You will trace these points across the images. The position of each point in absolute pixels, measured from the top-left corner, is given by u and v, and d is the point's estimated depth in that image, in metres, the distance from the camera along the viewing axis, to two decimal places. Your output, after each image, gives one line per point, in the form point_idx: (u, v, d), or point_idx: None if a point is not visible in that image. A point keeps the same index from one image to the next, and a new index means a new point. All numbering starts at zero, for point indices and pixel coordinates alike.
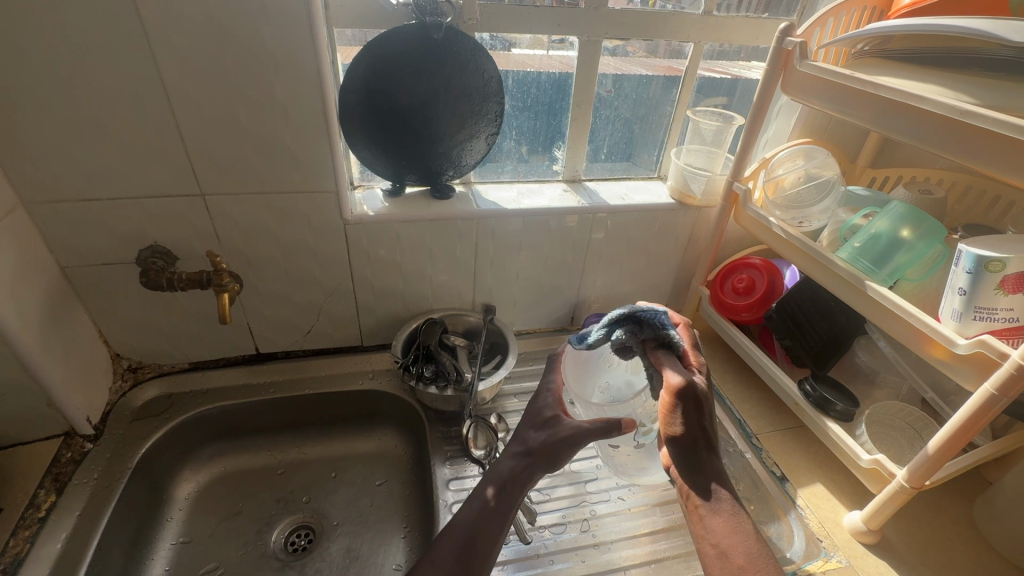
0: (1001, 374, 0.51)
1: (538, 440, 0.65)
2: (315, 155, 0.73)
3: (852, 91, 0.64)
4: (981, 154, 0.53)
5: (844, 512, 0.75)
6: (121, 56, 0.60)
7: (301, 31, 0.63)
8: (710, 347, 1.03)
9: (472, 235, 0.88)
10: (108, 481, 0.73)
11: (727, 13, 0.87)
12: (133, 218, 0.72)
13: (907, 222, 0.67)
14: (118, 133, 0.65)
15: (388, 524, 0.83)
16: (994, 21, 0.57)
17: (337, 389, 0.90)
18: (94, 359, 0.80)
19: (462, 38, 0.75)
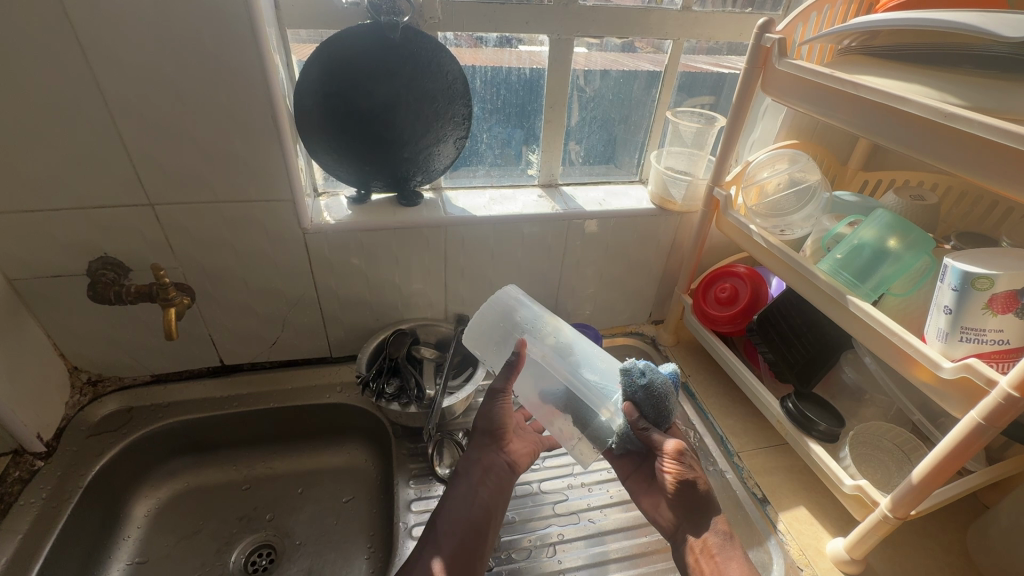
0: (988, 403, 0.46)
1: (477, 418, 0.72)
2: (269, 163, 0.70)
3: (832, 91, 0.60)
4: (966, 161, 0.48)
5: (827, 538, 0.71)
6: (51, 62, 0.57)
7: (244, 32, 0.60)
8: (695, 358, 0.99)
9: (440, 244, 0.84)
10: (57, 502, 0.71)
11: (707, 8, 0.83)
12: (78, 229, 0.69)
13: (894, 231, 0.62)
14: (54, 143, 0.62)
15: (352, 543, 0.80)
16: (984, 14, 0.52)
17: (303, 403, 0.87)
18: (47, 374, 0.77)
19: (422, 37, 0.71)
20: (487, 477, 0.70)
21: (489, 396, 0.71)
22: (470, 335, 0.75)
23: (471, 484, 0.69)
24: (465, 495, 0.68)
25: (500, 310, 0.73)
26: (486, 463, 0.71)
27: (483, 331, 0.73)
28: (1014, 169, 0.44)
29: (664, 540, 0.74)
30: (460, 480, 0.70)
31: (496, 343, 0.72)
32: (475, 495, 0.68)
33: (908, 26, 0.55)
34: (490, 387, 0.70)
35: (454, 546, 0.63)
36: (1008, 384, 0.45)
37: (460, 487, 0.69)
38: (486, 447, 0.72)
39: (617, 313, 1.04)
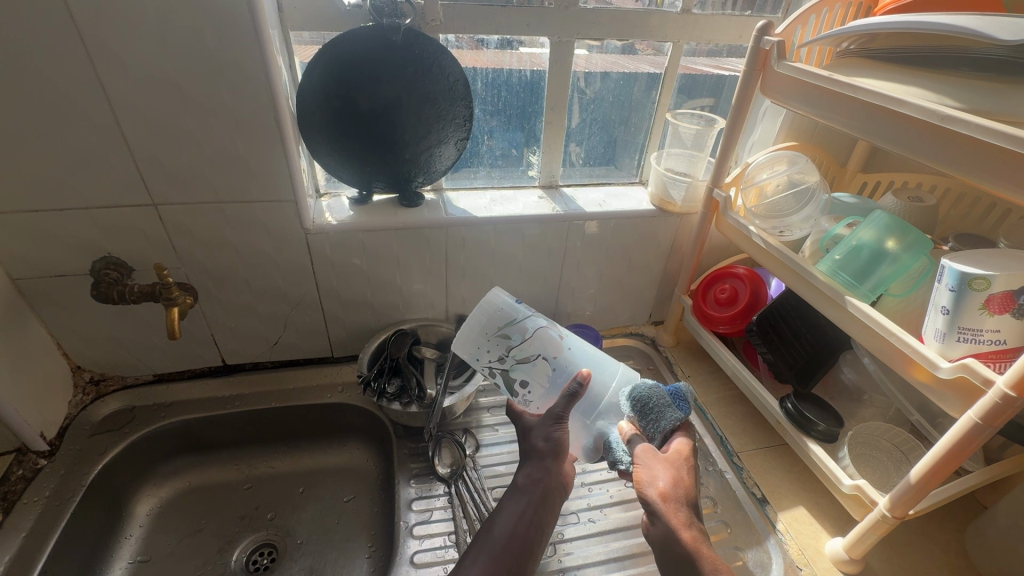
0: (985, 403, 0.47)
1: (535, 439, 0.67)
2: (271, 163, 0.70)
3: (831, 94, 0.60)
4: (963, 163, 0.49)
5: (826, 538, 0.72)
6: (57, 64, 0.58)
7: (248, 34, 0.61)
8: (693, 358, 0.99)
9: (441, 244, 0.84)
10: (59, 500, 0.71)
11: (707, 11, 0.83)
12: (82, 230, 0.70)
13: (892, 232, 0.63)
14: (59, 144, 0.63)
15: (352, 543, 0.80)
16: (981, 18, 0.52)
17: (305, 402, 0.88)
18: (50, 373, 0.78)
19: (424, 40, 0.72)
20: (545, 497, 0.67)
21: (551, 421, 0.66)
22: (470, 327, 0.70)
23: (524, 503, 0.66)
24: (516, 512, 0.65)
25: (492, 317, 0.70)
26: (544, 485, 0.67)
27: (484, 328, 0.70)
28: (1009, 171, 0.45)
29: None
30: (514, 496, 0.66)
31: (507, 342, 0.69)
32: (528, 517, 0.65)
33: (906, 29, 0.56)
34: (555, 414, 0.65)
35: (509, 565, 0.60)
36: (1004, 384, 0.45)
37: (513, 501, 0.66)
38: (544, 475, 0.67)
39: (618, 314, 1.04)
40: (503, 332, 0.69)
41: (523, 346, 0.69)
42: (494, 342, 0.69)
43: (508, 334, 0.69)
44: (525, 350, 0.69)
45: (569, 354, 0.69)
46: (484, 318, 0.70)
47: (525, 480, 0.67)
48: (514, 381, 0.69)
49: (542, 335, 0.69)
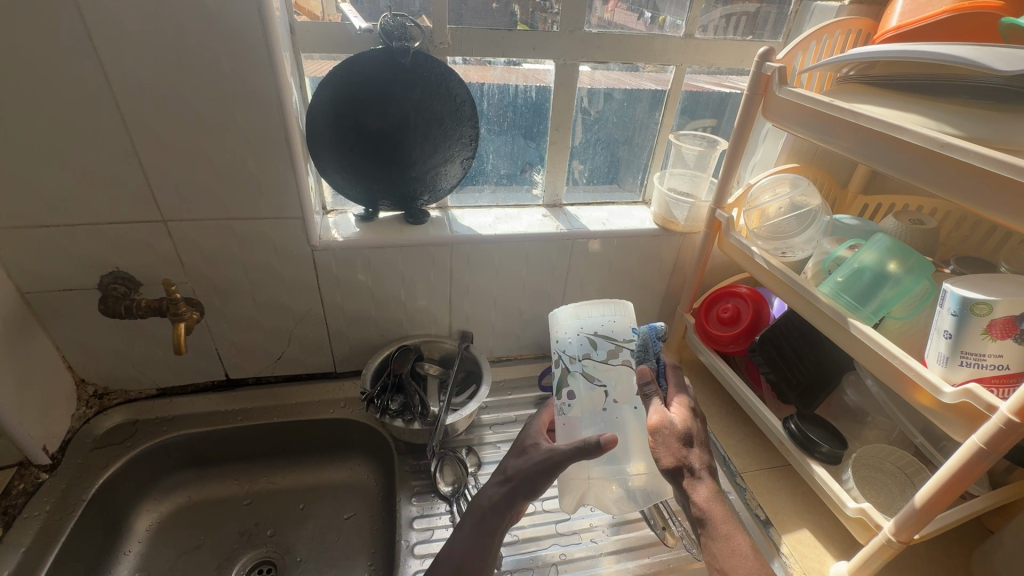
0: (989, 428, 0.47)
1: (522, 463, 0.64)
2: (280, 181, 0.71)
3: (833, 119, 0.61)
4: (963, 189, 0.49)
5: (831, 561, 0.71)
6: (74, 83, 0.59)
7: (261, 57, 0.62)
8: (696, 377, 0.99)
9: (446, 261, 0.85)
10: (60, 515, 0.71)
11: (710, 35, 0.85)
12: (91, 244, 0.71)
13: (894, 255, 0.63)
14: (72, 160, 0.64)
15: (352, 561, 0.80)
16: (977, 48, 0.53)
17: (307, 418, 0.88)
18: (55, 386, 0.78)
19: (432, 62, 0.73)
20: (504, 526, 0.64)
21: (545, 465, 0.61)
22: (582, 313, 0.66)
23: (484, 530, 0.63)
24: (472, 538, 0.63)
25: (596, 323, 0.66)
26: (507, 520, 0.63)
27: (603, 321, 0.66)
28: (1008, 200, 0.46)
29: (667, 562, 0.73)
30: (478, 525, 0.63)
31: (603, 347, 0.65)
32: (488, 546, 0.62)
33: (904, 57, 0.57)
34: (555, 458, 0.60)
35: None
36: (1008, 409, 0.45)
37: (472, 529, 0.63)
38: (512, 505, 0.63)
39: None
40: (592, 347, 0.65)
41: (610, 361, 0.65)
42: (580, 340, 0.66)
43: (610, 344, 0.65)
44: (599, 371, 0.65)
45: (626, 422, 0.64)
46: (607, 316, 0.66)
47: (490, 510, 0.63)
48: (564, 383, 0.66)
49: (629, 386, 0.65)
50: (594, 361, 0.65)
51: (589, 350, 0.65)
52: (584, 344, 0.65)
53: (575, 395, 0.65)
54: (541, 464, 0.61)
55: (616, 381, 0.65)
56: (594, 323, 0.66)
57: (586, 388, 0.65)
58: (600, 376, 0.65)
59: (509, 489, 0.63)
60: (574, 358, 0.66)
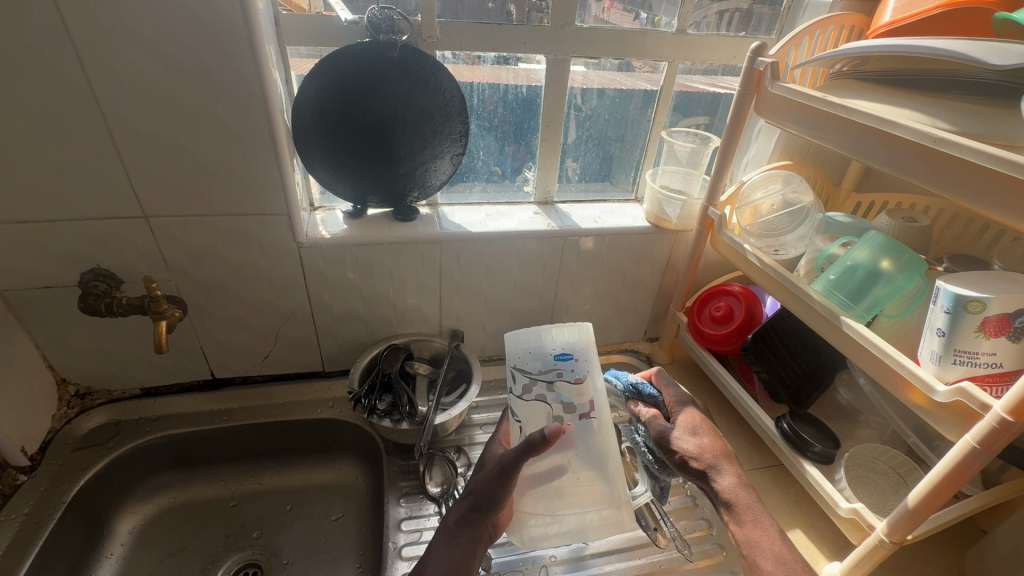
0: (982, 427, 0.46)
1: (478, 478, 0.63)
2: (265, 176, 0.70)
3: (825, 115, 0.60)
4: (956, 185, 0.48)
5: (824, 562, 0.70)
6: (51, 75, 0.58)
7: (244, 49, 0.61)
8: (688, 376, 0.99)
9: (435, 259, 0.84)
10: (38, 518, 0.69)
11: (702, 32, 0.84)
12: (71, 241, 0.69)
13: (887, 252, 0.62)
14: (50, 155, 0.62)
15: (340, 563, 0.78)
16: (970, 42, 0.53)
17: (294, 418, 0.86)
18: (35, 386, 0.76)
19: (420, 56, 0.72)
20: (476, 539, 0.62)
21: (495, 474, 0.61)
22: (515, 343, 0.63)
23: (460, 544, 0.61)
24: (448, 552, 0.60)
25: (546, 336, 0.63)
26: (475, 532, 0.62)
27: (539, 349, 0.62)
28: (1002, 196, 0.45)
29: (658, 563, 0.72)
30: (447, 538, 0.62)
31: (542, 376, 0.62)
32: (467, 554, 0.60)
33: (897, 52, 0.56)
34: (501, 466, 0.60)
35: None
36: (1002, 408, 0.44)
37: (443, 540, 0.62)
38: (478, 517, 0.62)
39: (613, 330, 1.04)
40: (543, 361, 0.62)
41: (554, 388, 0.61)
42: (533, 351, 0.62)
43: (551, 372, 0.62)
44: (550, 385, 0.62)
45: (581, 437, 0.61)
46: (539, 343, 0.62)
47: (455, 523, 0.62)
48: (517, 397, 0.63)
49: (577, 398, 0.61)
50: (538, 390, 0.62)
51: (530, 381, 0.62)
52: (524, 376, 0.62)
53: (527, 428, 0.62)
54: (490, 472, 0.61)
55: (564, 406, 0.61)
56: (528, 352, 0.62)
57: (536, 418, 0.62)
58: (547, 403, 0.62)
59: (470, 502, 0.63)
60: (526, 373, 0.62)
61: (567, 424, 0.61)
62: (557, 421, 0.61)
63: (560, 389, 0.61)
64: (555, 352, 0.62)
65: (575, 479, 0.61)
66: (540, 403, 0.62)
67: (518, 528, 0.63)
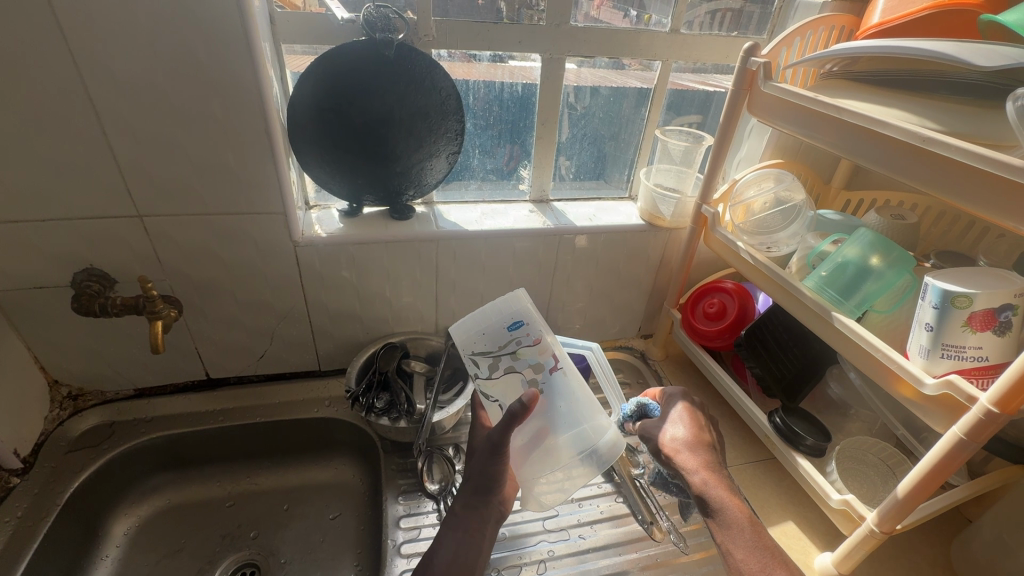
0: (969, 419, 0.47)
1: (473, 465, 0.64)
2: (260, 175, 0.70)
3: (816, 114, 0.61)
4: (944, 183, 0.50)
5: (815, 554, 0.72)
6: (43, 74, 0.57)
7: (239, 46, 0.60)
8: (682, 372, 1.00)
9: (431, 258, 0.84)
10: (32, 520, 0.69)
11: (696, 31, 0.85)
12: (64, 241, 0.68)
13: (876, 249, 0.64)
14: (43, 154, 0.62)
15: (337, 562, 0.78)
16: (957, 44, 0.54)
17: (290, 417, 0.86)
18: (28, 387, 0.76)
19: (416, 54, 0.72)
20: (481, 521, 0.64)
21: (487, 454, 0.61)
22: (466, 329, 0.63)
23: (466, 528, 0.63)
24: (456, 540, 0.62)
25: (496, 309, 0.63)
26: (482, 514, 0.64)
27: (489, 327, 0.62)
28: (989, 195, 0.46)
29: (654, 555, 0.73)
30: (454, 526, 0.64)
31: (503, 351, 0.62)
32: (474, 539, 0.63)
33: (886, 53, 0.57)
34: (489, 446, 0.60)
35: None
36: (988, 400, 0.46)
37: (451, 529, 0.63)
38: (483, 500, 0.64)
39: (608, 327, 1.05)
40: (498, 333, 0.62)
41: (519, 357, 0.62)
42: (487, 327, 0.62)
43: (507, 343, 0.62)
44: (515, 355, 0.62)
45: (557, 392, 0.61)
46: (485, 323, 0.62)
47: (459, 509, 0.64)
48: (486, 375, 0.63)
49: (543, 356, 0.62)
50: (503, 363, 0.62)
51: (492, 360, 0.62)
52: (485, 358, 0.62)
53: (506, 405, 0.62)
54: (480, 455, 0.62)
55: (534, 369, 0.62)
56: (478, 334, 0.62)
57: (510, 391, 0.62)
58: (517, 372, 0.62)
59: (472, 486, 0.64)
60: (486, 351, 0.62)
61: (541, 385, 0.61)
62: (532, 385, 0.61)
63: (523, 355, 0.62)
64: (504, 324, 0.62)
65: (553, 436, 0.61)
66: (509, 377, 0.62)
67: (529, 498, 0.63)
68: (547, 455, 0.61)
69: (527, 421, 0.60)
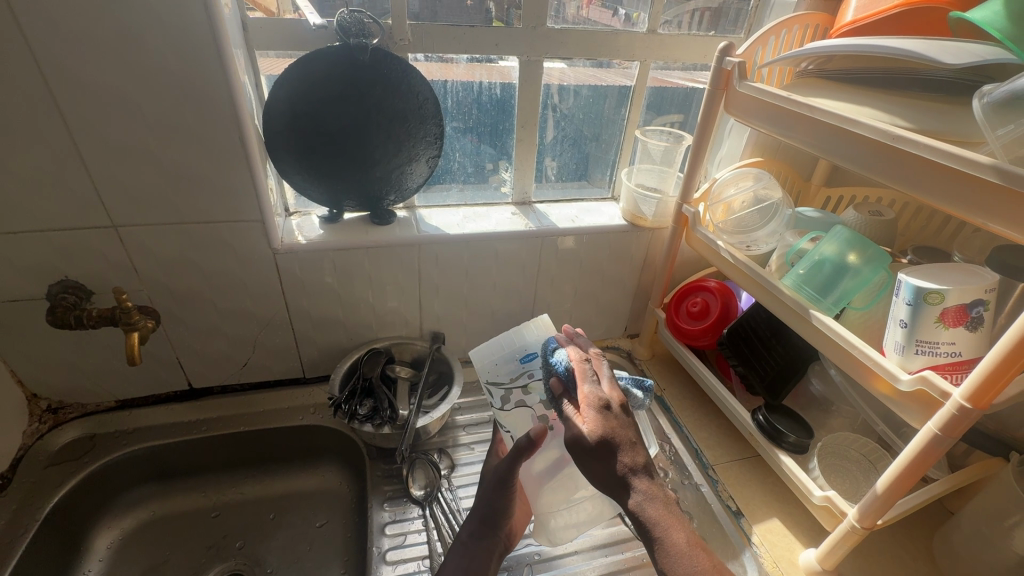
0: (944, 414, 0.48)
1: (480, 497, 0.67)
2: (237, 182, 0.69)
3: (790, 113, 0.62)
4: (914, 179, 0.50)
5: (800, 550, 0.72)
6: (9, 84, 0.56)
7: (210, 54, 0.60)
8: (668, 371, 1.00)
9: (413, 262, 0.84)
10: (11, 536, 0.68)
11: (674, 31, 0.85)
12: (37, 253, 0.67)
13: (853, 247, 0.64)
14: (11, 165, 0.61)
15: (323, 571, 0.78)
16: (925, 42, 0.54)
17: (275, 426, 0.85)
18: (4, 401, 0.75)
19: (392, 58, 0.72)
20: (489, 549, 0.66)
21: (494, 486, 0.65)
22: (480, 357, 0.65)
23: (476, 555, 0.64)
24: (465, 564, 0.63)
25: (509, 340, 0.64)
26: (488, 539, 0.66)
27: (504, 358, 0.64)
28: (955, 190, 0.47)
29: (640, 556, 0.73)
30: (461, 552, 0.65)
31: (515, 383, 0.63)
32: (483, 564, 0.64)
33: (857, 51, 0.58)
34: (497, 477, 0.64)
35: None
36: (961, 395, 0.46)
37: (457, 555, 0.64)
38: (489, 528, 0.66)
39: (594, 328, 1.05)
40: (511, 365, 0.64)
41: (530, 391, 0.63)
42: (503, 356, 0.64)
43: (519, 375, 0.63)
44: (527, 389, 0.63)
45: (568, 429, 0.64)
46: (498, 353, 0.64)
47: (467, 538, 0.66)
48: (499, 408, 0.64)
49: (550, 391, 0.63)
50: (515, 396, 0.63)
51: (505, 392, 0.64)
52: (497, 389, 0.64)
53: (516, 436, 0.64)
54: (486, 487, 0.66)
55: (545, 405, 0.63)
56: (495, 361, 0.64)
57: (521, 424, 0.64)
58: (527, 407, 0.64)
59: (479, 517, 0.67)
60: (500, 383, 0.64)
61: (550, 420, 0.63)
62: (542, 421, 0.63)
63: (534, 389, 0.64)
64: (517, 356, 0.63)
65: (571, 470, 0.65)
66: (521, 412, 0.64)
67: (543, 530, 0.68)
68: (562, 478, 0.65)
69: (541, 451, 0.64)
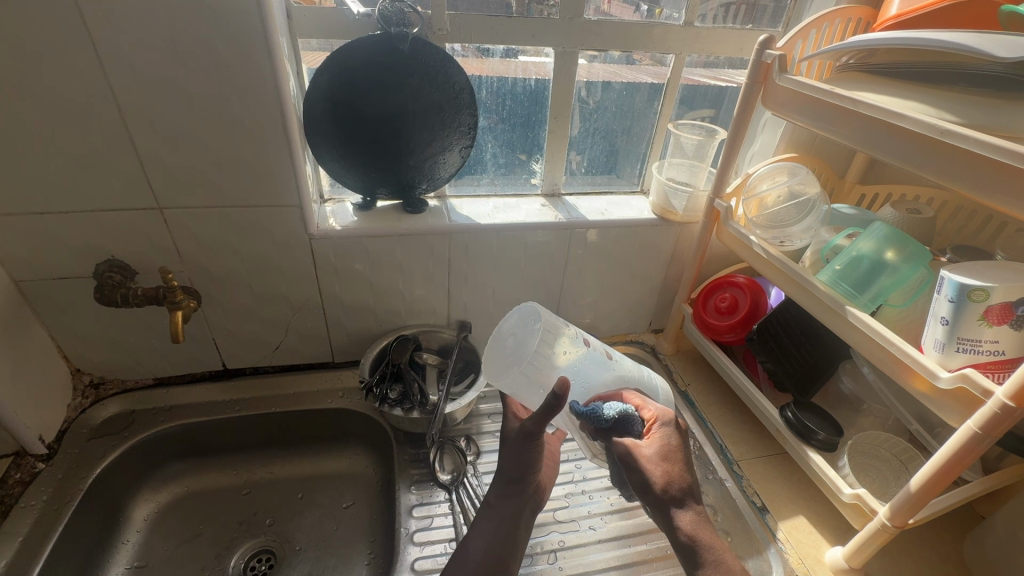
0: (984, 413, 0.47)
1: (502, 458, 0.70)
2: (278, 168, 0.71)
3: (832, 107, 0.61)
4: (961, 175, 0.49)
5: (826, 547, 0.72)
6: (67, 68, 0.58)
7: (257, 42, 0.61)
8: (692, 366, 1.00)
9: (444, 251, 0.85)
10: (57, 504, 0.71)
11: (710, 24, 0.85)
12: (87, 232, 0.70)
13: (892, 244, 0.63)
14: (66, 147, 0.63)
15: (351, 551, 0.80)
16: (978, 35, 0.53)
17: (305, 408, 0.87)
18: (51, 375, 0.78)
19: (431, 48, 0.73)
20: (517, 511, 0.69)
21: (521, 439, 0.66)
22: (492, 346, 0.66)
23: (502, 516, 0.68)
24: (492, 528, 0.67)
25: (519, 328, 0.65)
26: (514, 500, 0.70)
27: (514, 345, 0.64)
28: (1005, 186, 0.46)
29: (663, 547, 0.74)
30: (488, 515, 0.69)
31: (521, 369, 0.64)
32: (509, 533, 0.67)
33: (904, 44, 0.57)
34: (524, 432, 0.65)
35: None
36: (1003, 394, 0.45)
37: (485, 519, 0.68)
38: (514, 488, 0.70)
39: (618, 322, 1.05)
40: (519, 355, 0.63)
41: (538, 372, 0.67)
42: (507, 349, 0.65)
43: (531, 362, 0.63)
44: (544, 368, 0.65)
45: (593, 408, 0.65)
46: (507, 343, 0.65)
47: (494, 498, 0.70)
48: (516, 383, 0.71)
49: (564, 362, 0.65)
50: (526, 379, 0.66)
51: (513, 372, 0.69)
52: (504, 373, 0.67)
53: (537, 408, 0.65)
54: (515, 441, 0.67)
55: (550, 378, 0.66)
56: (507, 373, 0.63)
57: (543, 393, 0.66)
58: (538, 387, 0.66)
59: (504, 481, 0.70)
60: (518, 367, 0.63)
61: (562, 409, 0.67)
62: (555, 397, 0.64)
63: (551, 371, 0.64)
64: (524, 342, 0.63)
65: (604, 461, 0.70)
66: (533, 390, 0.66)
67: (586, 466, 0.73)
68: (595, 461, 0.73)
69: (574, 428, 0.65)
